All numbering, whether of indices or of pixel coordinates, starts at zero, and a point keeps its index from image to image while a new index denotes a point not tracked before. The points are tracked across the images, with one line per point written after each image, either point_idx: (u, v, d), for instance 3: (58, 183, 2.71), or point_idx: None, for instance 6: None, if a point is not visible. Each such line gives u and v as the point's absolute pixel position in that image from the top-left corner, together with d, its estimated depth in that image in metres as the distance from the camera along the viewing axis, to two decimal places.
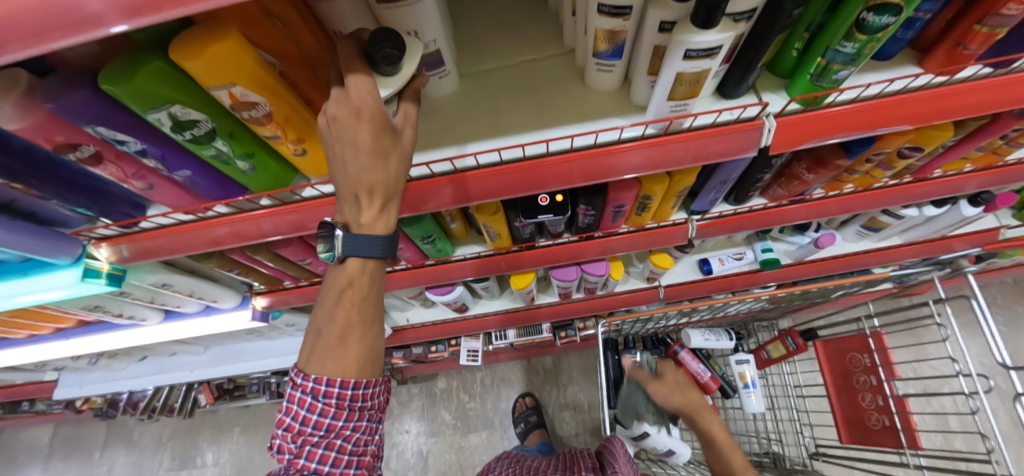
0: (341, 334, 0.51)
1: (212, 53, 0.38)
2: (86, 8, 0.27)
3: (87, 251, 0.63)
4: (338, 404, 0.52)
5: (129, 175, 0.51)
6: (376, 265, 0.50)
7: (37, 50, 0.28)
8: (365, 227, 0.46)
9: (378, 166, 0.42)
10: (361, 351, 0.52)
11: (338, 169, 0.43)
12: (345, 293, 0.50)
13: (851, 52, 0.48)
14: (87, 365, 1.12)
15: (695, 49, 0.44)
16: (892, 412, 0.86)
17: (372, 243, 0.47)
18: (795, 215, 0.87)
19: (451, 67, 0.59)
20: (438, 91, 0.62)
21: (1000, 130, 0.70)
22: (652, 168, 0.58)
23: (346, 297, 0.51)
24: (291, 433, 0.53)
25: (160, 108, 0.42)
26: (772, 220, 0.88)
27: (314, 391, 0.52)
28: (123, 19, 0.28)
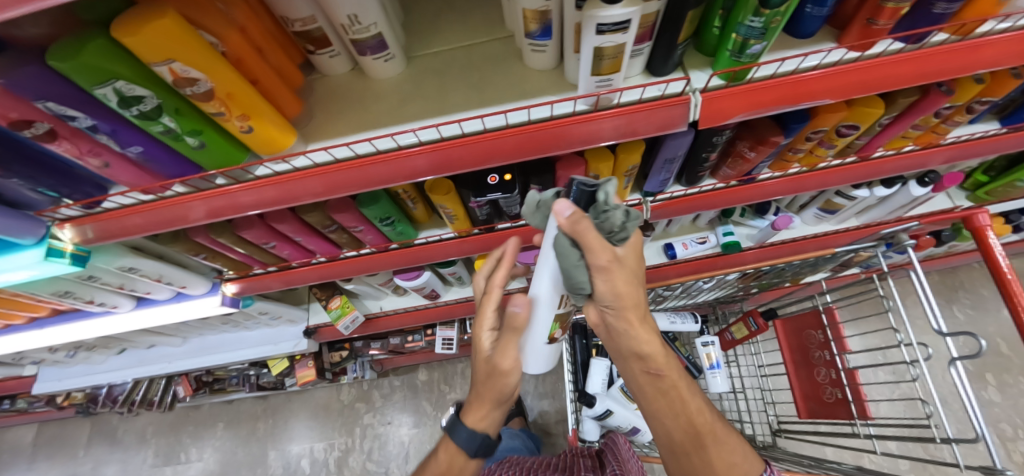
0: None
1: (150, 30, 0.41)
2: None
3: (51, 232, 0.65)
4: None
5: (85, 152, 0.53)
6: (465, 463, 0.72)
7: None
8: (475, 425, 0.68)
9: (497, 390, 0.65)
10: None
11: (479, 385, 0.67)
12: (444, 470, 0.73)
13: (759, 26, 0.51)
14: (65, 358, 1.14)
15: (606, 23, 0.47)
16: (843, 385, 0.88)
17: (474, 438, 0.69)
18: (773, 190, 0.90)
19: (396, 51, 0.63)
20: (386, 73, 0.65)
21: (931, 107, 0.73)
22: (585, 143, 0.61)
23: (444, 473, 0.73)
24: None
25: (105, 82, 0.45)
26: (740, 196, 0.91)
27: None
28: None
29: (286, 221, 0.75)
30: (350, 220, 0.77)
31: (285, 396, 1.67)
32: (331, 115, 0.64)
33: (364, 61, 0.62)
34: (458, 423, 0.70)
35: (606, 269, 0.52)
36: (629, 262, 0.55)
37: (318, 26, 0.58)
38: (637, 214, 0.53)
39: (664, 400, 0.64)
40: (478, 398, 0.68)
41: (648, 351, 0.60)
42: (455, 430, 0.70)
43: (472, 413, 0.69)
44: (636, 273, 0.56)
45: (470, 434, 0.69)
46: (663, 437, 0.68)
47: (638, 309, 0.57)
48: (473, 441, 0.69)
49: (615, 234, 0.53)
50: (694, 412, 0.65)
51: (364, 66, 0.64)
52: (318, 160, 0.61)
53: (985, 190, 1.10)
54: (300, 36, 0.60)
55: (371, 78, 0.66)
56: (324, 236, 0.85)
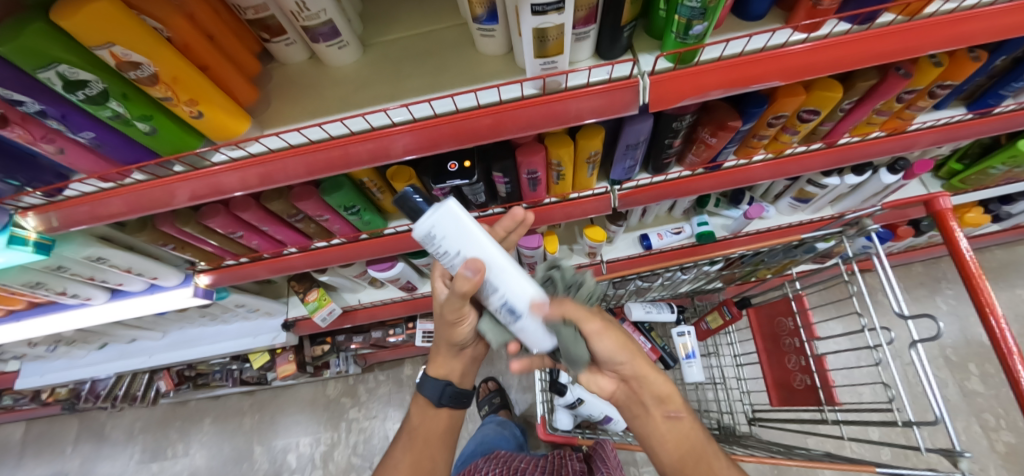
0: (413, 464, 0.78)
1: (88, 13, 0.42)
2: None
3: (13, 220, 0.66)
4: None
5: (38, 137, 0.54)
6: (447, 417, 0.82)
7: None
8: (438, 373, 0.78)
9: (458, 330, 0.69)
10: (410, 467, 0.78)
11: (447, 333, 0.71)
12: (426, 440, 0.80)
13: (697, 6, 0.52)
14: (45, 352, 1.15)
15: (540, 4, 0.47)
16: (812, 371, 0.88)
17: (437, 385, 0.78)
18: (759, 175, 0.91)
19: (350, 38, 0.64)
20: (341, 61, 0.66)
21: (890, 90, 0.74)
22: (530, 128, 0.61)
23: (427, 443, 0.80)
24: None
25: (47, 66, 0.46)
26: (709, 185, 0.91)
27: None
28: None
29: (249, 210, 0.76)
30: (314, 208, 0.78)
31: (271, 391, 1.68)
32: (286, 103, 0.65)
33: (318, 48, 0.63)
34: (425, 378, 0.79)
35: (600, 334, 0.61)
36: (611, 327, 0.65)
37: (271, 13, 0.59)
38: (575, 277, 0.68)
39: (674, 438, 0.66)
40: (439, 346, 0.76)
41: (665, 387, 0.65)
42: (423, 382, 0.79)
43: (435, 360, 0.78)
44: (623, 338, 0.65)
45: (434, 383, 0.78)
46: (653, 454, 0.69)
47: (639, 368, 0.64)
48: (438, 390, 0.78)
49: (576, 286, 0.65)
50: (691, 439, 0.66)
51: (320, 53, 0.65)
52: (272, 146, 0.62)
53: (960, 179, 1.10)
54: (254, 24, 0.60)
55: (327, 66, 0.67)
56: (291, 225, 0.86)
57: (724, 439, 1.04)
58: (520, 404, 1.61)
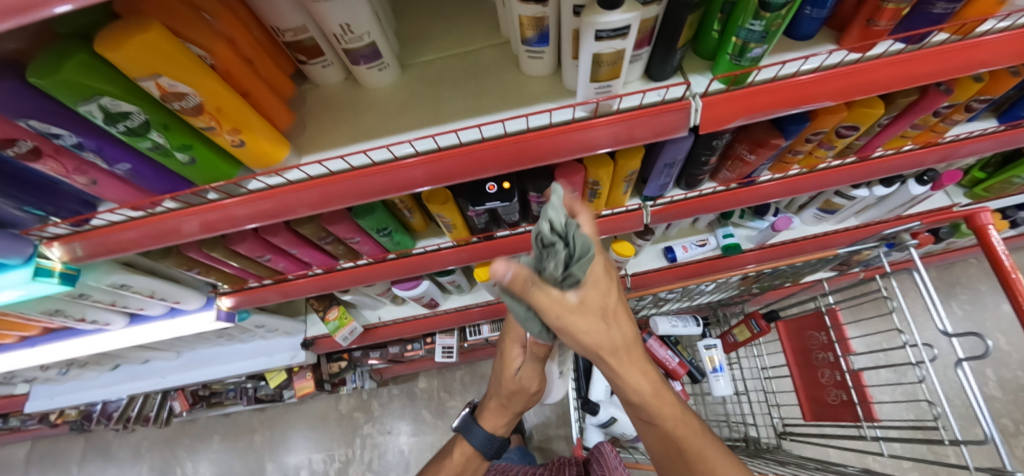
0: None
1: (134, 44, 0.40)
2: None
3: (38, 251, 0.63)
4: None
5: (70, 170, 0.52)
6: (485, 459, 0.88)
7: None
8: (490, 426, 0.85)
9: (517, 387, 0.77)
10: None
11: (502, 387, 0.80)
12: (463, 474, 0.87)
13: (760, 30, 0.50)
14: (56, 375, 1.12)
15: (605, 30, 0.46)
16: (848, 387, 0.88)
17: (487, 435, 0.85)
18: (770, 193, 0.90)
19: (390, 59, 0.61)
20: (379, 83, 0.64)
21: (930, 106, 0.73)
22: (583, 151, 0.59)
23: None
24: None
25: (89, 99, 0.43)
26: (736, 201, 0.91)
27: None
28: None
29: (278, 234, 0.74)
30: (345, 231, 0.76)
31: (282, 407, 1.65)
32: (323, 126, 0.63)
33: (357, 70, 0.61)
34: (475, 427, 0.86)
35: (565, 318, 0.46)
36: (592, 305, 0.48)
37: (310, 35, 0.57)
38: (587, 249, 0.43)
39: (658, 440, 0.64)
40: (498, 404, 0.83)
41: (640, 396, 0.58)
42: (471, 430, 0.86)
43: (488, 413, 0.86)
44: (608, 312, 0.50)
45: (485, 437, 0.85)
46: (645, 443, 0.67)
47: (621, 352, 0.52)
48: (484, 441, 0.85)
49: (562, 280, 0.44)
50: (694, 452, 0.62)
51: (358, 75, 0.63)
52: (313, 172, 0.60)
53: (983, 187, 1.10)
54: (291, 46, 0.58)
55: (364, 87, 0.65)
56: (319, 247, 0.84)
57: (754, 454, 1.03)
58: (537, 417, 1.60)
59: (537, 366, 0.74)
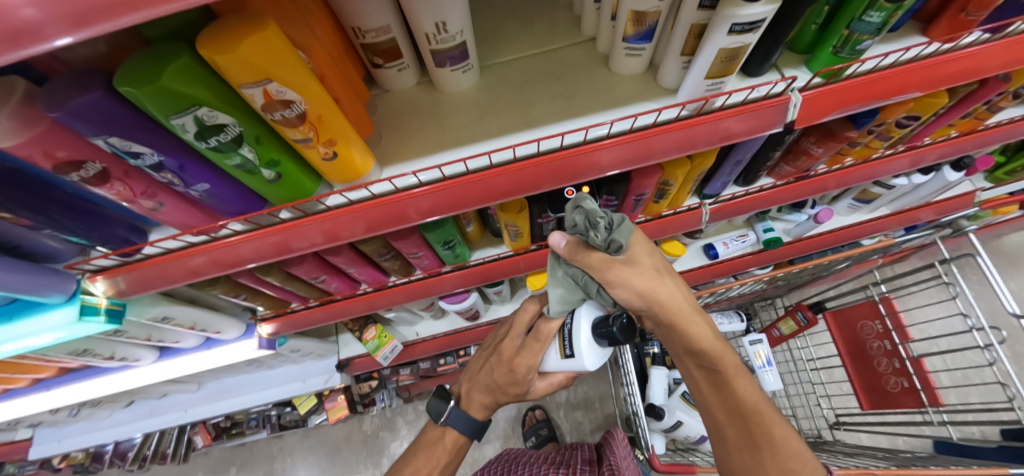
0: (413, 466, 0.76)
1: (251, 45, 0.34)
2: (20, 16, 0.25)
3: (81, 286, 0.56)
4: None
5: (138, 193, 0.46)
6: (465, 442, 0.78)
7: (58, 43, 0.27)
8: (471, 410, 0.76)
9: (505, 373, 0.70)
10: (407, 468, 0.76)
11: (485, 369, 0.74)
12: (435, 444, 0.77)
13: (878, 21, 0.50)
14: (65, 417, 1.02)
15: (740, 23, 0.44)
16: (909, 373, 0.90)
17: (466, 420, 0.76)
18: (779, 199, 0.90)
19: (474, 61, 0.58)
20: (459, 86, 0.60)
21: (988, 94, 0.74)
22: (638, 161, 0.57)
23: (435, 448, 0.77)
24: None
25: (185, 111, 0.37)
26: (771, 200, 0.90)
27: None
28: (66, 29, 0.27)
29: (341, 253, 0.69)
30: (410, 246, 0.71)
31: (302, 432, 1.56)
32: (404, 134, 0.58)
33: (440, 73, 0.57)
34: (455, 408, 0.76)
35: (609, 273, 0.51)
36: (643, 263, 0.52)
37: (393, 36, 0.53)
38: (622, 218, 0.50)
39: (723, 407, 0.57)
40: (482, 388, 0.75)
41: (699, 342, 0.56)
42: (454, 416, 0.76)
43: (475, 403, 0.76)
44: (659, 266, 0.54)
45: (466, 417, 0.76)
46: (716, 431, 0.59)
47: (675, 303, 0.54)
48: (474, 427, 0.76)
49: (607, 246, 0.49)
50: (750, 402, 0.56)
51: (439, 78, 0.58)
52: (402, 184, 0.55)
53: (1004, 171, 1.13)
54: (368, 48, 0.53)
55: (442, 91, 0.60)
56: (376, 264, 0.79)
57: (811, 445, 1.05)
58: (569, 422, 1.57)
59: (542, 355, 0.67)
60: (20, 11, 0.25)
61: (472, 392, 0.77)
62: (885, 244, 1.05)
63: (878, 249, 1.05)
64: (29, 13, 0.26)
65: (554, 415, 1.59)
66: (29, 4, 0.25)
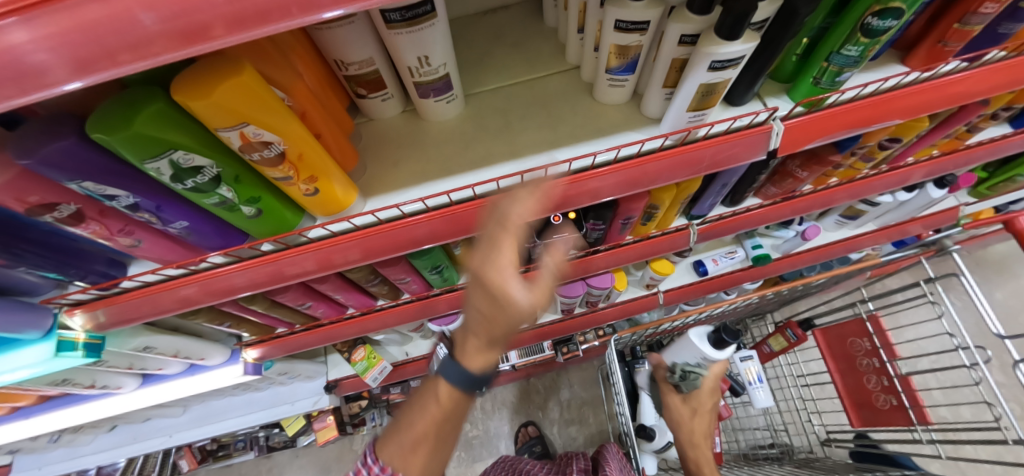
0: (416, 441, 0.55)
1: (226, 91, 0.34)
2: (28, 61, 0.25)
3: (59, 320, 0.55)
4: None
5: (115, 231, 0.45)
6: (461, 397, 0.55)
7: (31, 96, 0.27)
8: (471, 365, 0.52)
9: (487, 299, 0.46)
10: (429, 458, 0.55)
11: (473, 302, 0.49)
12: (419, 441, 0.55)
13: (855, 54, 0.50)
14: (45, 444, 0.99)
15: (720, 60, 0.44)
16: (898, 391, 0.90)
17: (459, 366, 0.53)
18: (764, 218, 0.90)
19: (458, 90, 0.58)
20: (444, 115, 0.60)
21: (967, 117, 0.76)
22: (622, 191, 0.57)
23: (420, 445, 0.55)
24: None
25: (160, 155, 0.36)
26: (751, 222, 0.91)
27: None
28: (73, 73, 0.26)
29: (327, 281, 0.69)
30: (397, 272, 0.71)
31: (290, 451, 1.48)
32: (387, 165, 0.58)
33: (423, 103, 0.57)
34: None
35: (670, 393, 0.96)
36: (696, 401, 0.92)
37: (376, 68, 0.52)
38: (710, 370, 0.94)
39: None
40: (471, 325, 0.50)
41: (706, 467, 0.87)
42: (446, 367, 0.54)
43: (468, 350, 0.52)
44: (700, 410, 0.91)
45: None
46: None
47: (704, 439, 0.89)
48: None
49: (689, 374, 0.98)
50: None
51: (423, 108, 0.58)
52: (385, 216, 0.55)
53: (986, 186, 1.13)
54: (352, 79, 0.53)
55: (427, 120, 0.60)
56: (363, 289, 0.79)
57: (803, 464, 1.05)
58: (563, 438, 1.56)
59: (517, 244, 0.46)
60: (32, 55, 0.25)
61: (464, 337, 0.52)
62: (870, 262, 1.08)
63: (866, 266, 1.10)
64: (46, 55, 0.25)
65: (547, 431, 1.57)
66: (41, 49, 0.25)
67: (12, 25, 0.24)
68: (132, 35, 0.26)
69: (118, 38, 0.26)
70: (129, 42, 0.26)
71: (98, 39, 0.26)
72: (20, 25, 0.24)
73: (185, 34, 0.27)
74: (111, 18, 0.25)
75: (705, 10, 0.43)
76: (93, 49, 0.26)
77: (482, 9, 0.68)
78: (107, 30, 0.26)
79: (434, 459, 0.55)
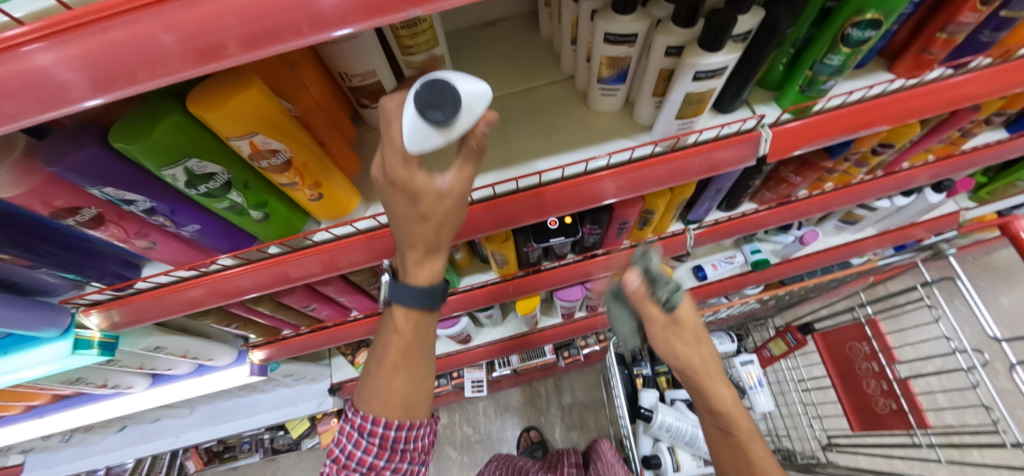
0: (392, 370, 0.54)
1: (237, 104, 0.37)
2: (56, 80, 0.28)
3: (76, 319, 0.58)
4: (383, 441, 0.54)
5: (131, 234, 0.48)
6: (420, 314, 0.54)
7: (61, 110, 0.29)
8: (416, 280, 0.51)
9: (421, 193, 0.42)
10: (405, 390, 0.54)
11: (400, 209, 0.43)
12: (394, 370, 0.54)
13: (837, 63, 0.52)
14: (57, 444, 1.01)
15: (704, 71, 0.46)
16: (897, 395, 0.90)
17: (416, 292, 0.52)
18: (764, 222, 0.92)
19: None
20: None
21: (959, 122, 0.77)
22: (617, 196, 0.59)
23: (396, 372, 0.54)
24: (337, 461, 0.56)
25: (176, 162, 0.39)
26: (746, 228, 0.93)
27: (362, 427, 0.55)
28: (93, 90, 0.29)
29: (331, 283, 0.72)
30: None
31: (295, 454, 1.49)
32: None
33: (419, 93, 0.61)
34: None
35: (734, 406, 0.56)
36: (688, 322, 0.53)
37: (377, 80, 0.55)
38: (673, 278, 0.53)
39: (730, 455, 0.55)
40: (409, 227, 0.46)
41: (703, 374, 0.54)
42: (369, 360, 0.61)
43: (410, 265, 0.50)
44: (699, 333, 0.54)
45: None
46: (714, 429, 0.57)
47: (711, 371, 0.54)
48: None
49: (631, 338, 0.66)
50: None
51: None
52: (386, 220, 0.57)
53: (986, 190, 1.13)
54: (355, 90, 0.56)
55: None
56: (366, 292, 0.82)
57: (803, 468, 1.05)
58: (565, 443, 1.57)
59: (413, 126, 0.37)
60: (59, 74, 0.28)
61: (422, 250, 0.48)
62: (868, 266, 1.09)
63: (863, 271, 1.10)
64: (70, 75, 0.28)
65: (549, 436, 1.57)
66: (67, 69, 0.28)
67: (41, 49, 0.28)
68: (151, 54, 0.29)
69: (140, 57, 0.28)
70: (148, 60, 0.29)
71: (120, 59, 0.28)
72: (46, 49, 0.28)
73: (202, 53, 0.29)
74: (131, 40, 0.28)
75: (689, 23, 0.46)
76: (116, 68, 0.28)
77: (480, 21, 0.71)
78: (127, 51, 0.28)
79: (410, 387, 0.55)
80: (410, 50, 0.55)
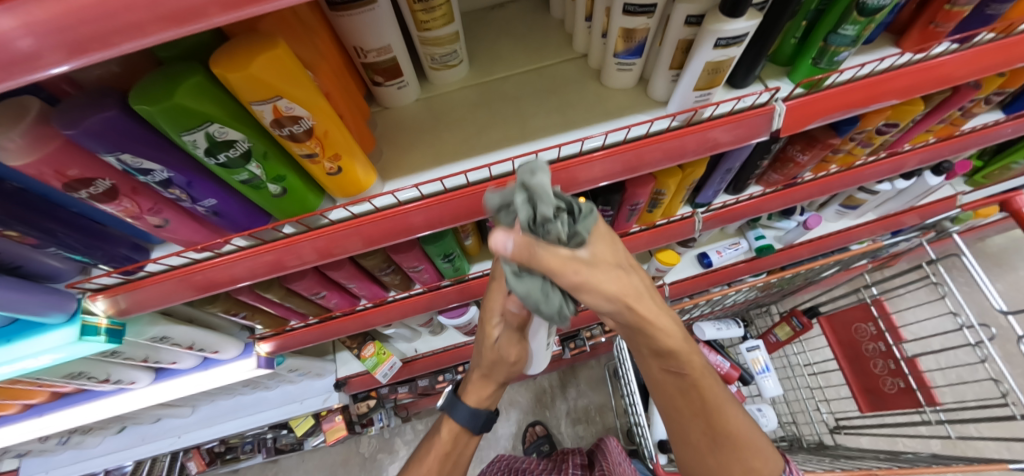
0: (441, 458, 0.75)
1: (264, 64, 0.36)
2: (17, 47, 0.26)
3: (82, 305, 0.56)
4: None
5: (144, 210, 0.46)
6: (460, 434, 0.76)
7: (49, 73, 0.28)
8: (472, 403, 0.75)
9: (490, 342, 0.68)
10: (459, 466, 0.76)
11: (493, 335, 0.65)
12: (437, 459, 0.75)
13: (852, 34, 0.53)
14: (55, 446, 0.98)
15: (725, 37, 0.46)
16: (905, 374, 0.92)
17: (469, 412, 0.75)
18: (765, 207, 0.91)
19: (462, 56, 0.61)
20: (454, 88, 0.64)
21: (961, 100, 0.78)
22: (629, 172, 0.59)
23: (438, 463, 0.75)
24: None
25: (197, 127, 0.38)
26: (747, 213, 0.92)
27: None
28: (64, 56, 0.28)
29: (342, 268, 0.71)
30: (410, 259, 0.73)
31: (298, 454, 1.47)
32: (403, 149, 0.60)
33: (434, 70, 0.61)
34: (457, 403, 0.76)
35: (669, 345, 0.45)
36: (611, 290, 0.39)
37: (393, 55, 0.54)
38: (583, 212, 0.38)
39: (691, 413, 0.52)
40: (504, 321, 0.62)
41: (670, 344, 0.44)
42: (454, 409, 0.76)
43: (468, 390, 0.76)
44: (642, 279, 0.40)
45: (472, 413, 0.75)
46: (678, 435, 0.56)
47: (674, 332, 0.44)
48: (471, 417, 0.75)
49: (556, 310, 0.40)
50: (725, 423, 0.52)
51: (432, 73, 0.62)
52: (403, 198, 0.57)
53: (982, 174, 1.16)
54: (369, 67, 0.55)
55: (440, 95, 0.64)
56: (375, 279, 0.81)
57: (814, 451, 1.06)
58: (572, 438, 1.55)
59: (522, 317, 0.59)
60: (21, 40, 0.26)
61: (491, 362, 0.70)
62: (867, 249, 1.11)
63: (868, 252, 1.11)
64: (34, 40, 0.26)
65: (555, 430, 1.57)
66: (25, 35, 0.26)
67: None
68: (137, 11, 0.27)
69: (138, 12, 0.27)
70: (143, 17, 0.28)
71: (114, 15, 0.27)
72: (5, 12, 0.26)
73: (175, 15, 0.28)
74: (106, 1, 0.27)
75: None
76: (114, 23, 0.27)
77: (490, 3, 0.71)
78: (122, 5, 0.27)
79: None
80: (426, 26, 0.54)
